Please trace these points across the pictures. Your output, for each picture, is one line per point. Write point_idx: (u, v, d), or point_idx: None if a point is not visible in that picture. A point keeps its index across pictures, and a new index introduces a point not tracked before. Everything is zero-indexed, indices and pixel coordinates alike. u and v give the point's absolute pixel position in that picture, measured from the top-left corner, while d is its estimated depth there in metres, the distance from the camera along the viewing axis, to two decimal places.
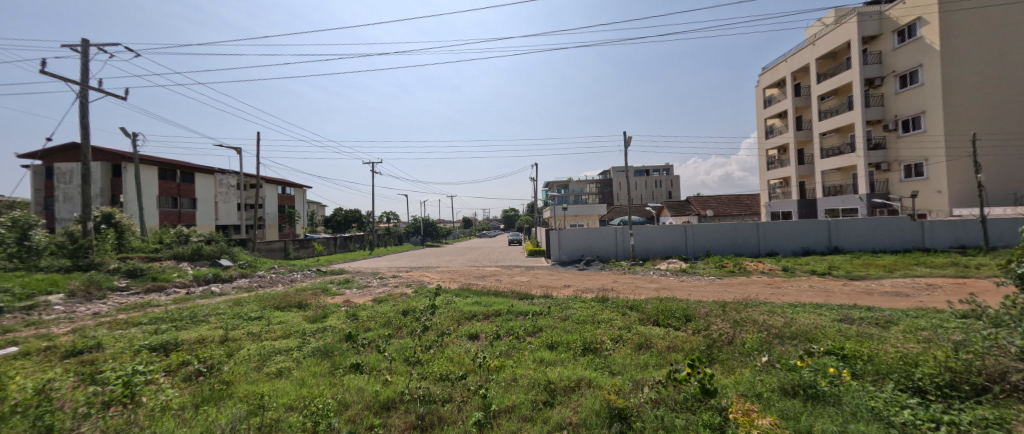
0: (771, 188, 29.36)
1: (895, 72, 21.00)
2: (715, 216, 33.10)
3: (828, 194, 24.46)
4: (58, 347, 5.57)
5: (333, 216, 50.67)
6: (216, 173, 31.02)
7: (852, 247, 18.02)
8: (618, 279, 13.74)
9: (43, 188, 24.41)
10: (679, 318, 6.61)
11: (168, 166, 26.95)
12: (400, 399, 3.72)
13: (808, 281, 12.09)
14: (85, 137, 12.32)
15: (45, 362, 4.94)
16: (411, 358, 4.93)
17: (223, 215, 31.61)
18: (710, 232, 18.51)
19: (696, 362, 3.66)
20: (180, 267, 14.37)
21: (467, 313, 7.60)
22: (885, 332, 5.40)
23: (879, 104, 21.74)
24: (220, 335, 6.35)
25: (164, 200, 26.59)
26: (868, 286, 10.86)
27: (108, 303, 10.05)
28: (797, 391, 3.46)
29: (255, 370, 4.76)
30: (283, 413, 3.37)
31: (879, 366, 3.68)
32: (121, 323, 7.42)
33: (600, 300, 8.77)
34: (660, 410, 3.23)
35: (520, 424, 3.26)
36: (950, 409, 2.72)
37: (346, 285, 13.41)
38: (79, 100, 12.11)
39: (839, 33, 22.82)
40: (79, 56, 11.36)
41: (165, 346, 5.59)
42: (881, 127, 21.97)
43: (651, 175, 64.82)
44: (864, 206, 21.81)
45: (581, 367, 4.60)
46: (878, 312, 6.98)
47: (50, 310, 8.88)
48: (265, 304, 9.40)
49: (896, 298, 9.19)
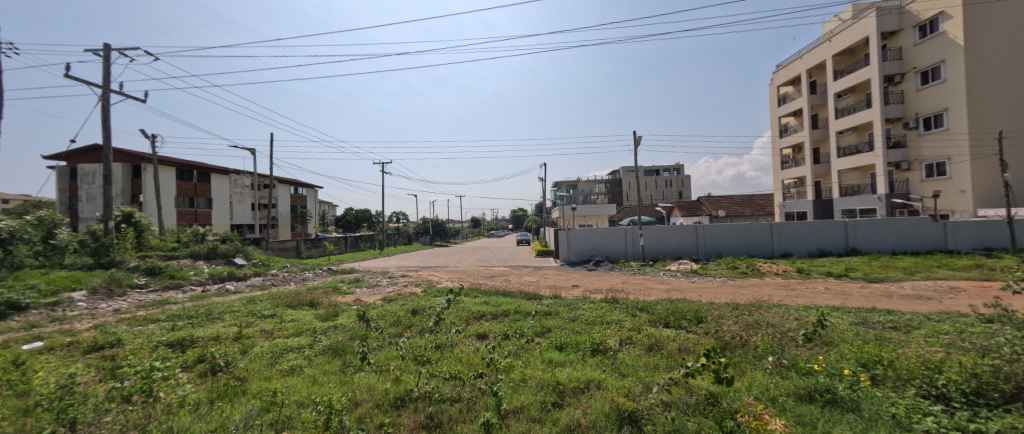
0: (785, 188, 28.78)
1: (916, 68, 20.34)
2: (727, 216, 32.60)
3: (845, 193, 23.84)
4: (81, 342, 5.76)
5: (344, 215, 51.42)
6: (231, 174, 31.70)
7: (870, 248, 17.54)
8: (628, 280, 13.62)
9: (67, 188, 25.27)
10: (690, 320, 6.53)
11: (186, 167, 27.68)
12: (409, 398, 3.76)
13: (824, 283, 11.81)
14: (107, 139, 12.69)
15: (69, 357, 5.11)
16: (420, 357, 4.96)
17: (238, 215, 32.27)
18: (722, 232, 18.23)
19: (707, 355, 3.54)
20: (197, 265, 14.71)
21: (476, 312, 7.62)
22: (905, 336, 5.23)
23: (898, 102, 21.11)
24: (235, 333, 6.48)
25: (181, 199, 27.27)
26: (887, 289, 10.52)
27: (128, 300, 10.35)
28: (814, 396, 3.37)
29: (268, 367, 4.85)
30: (296, 410, 3.44)
31: (899, 372, 3.56)
32: (141, 320, 7.66)
33: (610, 301, 8.68)
34: (671, 413, 3.18)
35: (529, 425, 3.24)
36: (977, 418, 2.60)
37: (356, 284, 13.61)
38: (102, 102, 12.48)
39: (856, 29, 22.24)
40: (102, 61, 11.74)
41: (182, 342, 5.74)
42: (901, 125, 21.31)
43: (662, 175, 64.12)
44: (883, 206, 21.17)
45: (591, 368, 4.56)
46: (899, 316, 6.77)
47: (73, 306, 9.19)
48: (278, 302, 9.56)
49: (917, 301, 8.91)
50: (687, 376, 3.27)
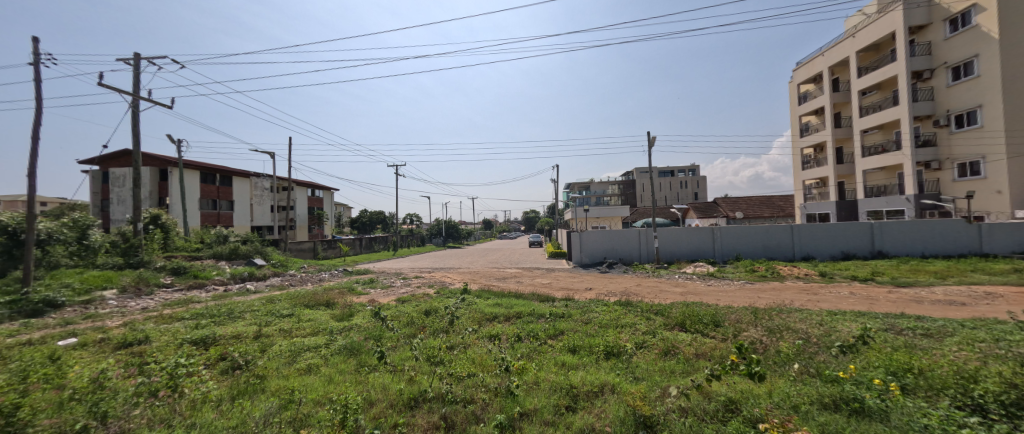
0: (806, 188, 27.92)
1: (947, 64, 19.46)
2: (745, 218, 31.81)
3: (870, 194, 22.97)
4: (111, 339, 5.99)
5: (359, 217, 52.40)
6: (251, 177, 32.74)
7: (899, 251, 16.80)
8: (642, 282, 13.38)
9: (100, 191, 26.43)
10: (707, 324, 6.38)
11: (209, 170, 28.70)
12: (422, 398, 3.79)
13: (849, 287, 11.36)
14: (136, 145, 13.25)
15: (101, 353, 5.34)
16: (434, 358, 5.00)
17: (257, 217, 33.21)
18: (739, 235, 17.80)
19: (739, 351, 3.83)
20: (219, 265, 15.15)
21: (488, 314, 7.67)
22: (936, 344, 4.98)
23: (927, 99, 20.23)
24: (254, 331, 6.65)
25: (205, 202, 28.28)
26: (918, 294, 10.06)
27: (155, 299, 10.73)
28: (840, 405, 3.25)
29: (286, 366, 4.95)
30: (313, 408, 3.50)
31: (932, 381, 3.39)
32: (167, 318, 7.94)
33: (624, 304, 8.57)
34: (688, 420, 3.11)
35: (542, 428, 3.22)
36: (1017, 431, 2.47)
37: (371, 284, 13.81)
38: (132, 109, 13.07)
39: (882, 24, 21.46)
40: (133, 69, 12.29)
41: (205, 340, 5.93)
42: (930, 122, 20.42)
43: (677, 175, 63.35)
44: (912, 208, 20.28)
45: (604, 372, 4.51)
46: (929, 322, 6.47)
47: (104, 304, 9.61)
48: (296, 302, 9.77)
49: (950, 307, 8.50)
50: (723, 371, 3.64)
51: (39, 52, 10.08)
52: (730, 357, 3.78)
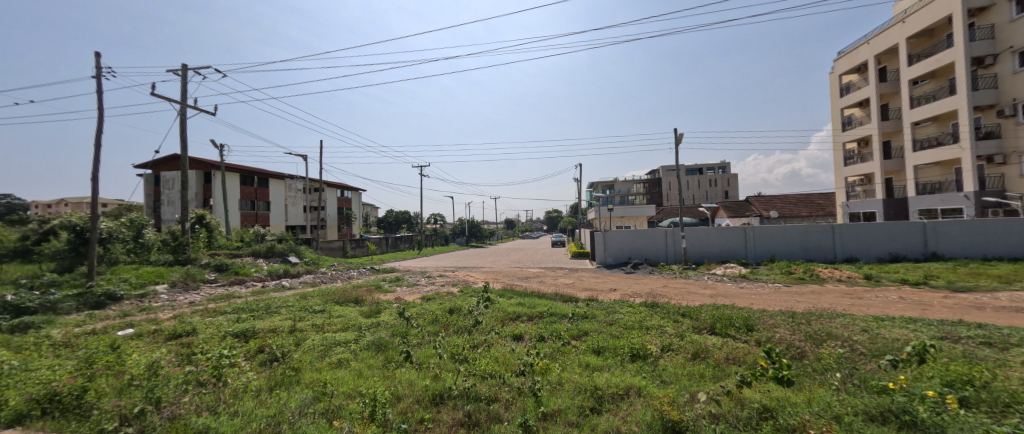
0: (849, 185, 26.22)
1: (1013, 48, 17.73)
2: (780, 217, 30.26)
3: (923, 191, 21.27)
4: (163, 330, 6.46)
5: (386, 217, 53.88)
6: (286, 178, 34.39)
7: (956, 253, 15.49)
8: (669, 284, 13.00)
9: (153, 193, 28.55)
10: (740, 327, 6.12)
11: (247, 173, 30.37)
12: (447, 394, 3.85)
13: (898, 291, 10.58)
14: (184, 150, 14.22)
15: (155, 342, 5.79)
16: (458, 356, 5.08)
17: (292, 216, 34.82)
18: (774, 235, 16.97)
19: (770, 357, 3.67)
20: (257, 263, 16.01)
21: (511, 313, 7.68)
22: (1001, 355, 4.54)
23: (990, 87, 18.51)
24: (289, 326, 6.99)
25: (244, 203, 29.96)
26: (978, 300, 9.22)
27: (201, 293, 11.48)
28: (888, 417, 3.04)
29: (318, 359, 5.18)
30: (344, 400, 3.64)
31: (996, 397, 3.09)
32: (211, 311, 8.49)
33: (650, 306, 8.36)
34: (718, 426, 2.99)
35: (566, 429, 3.21)
36: None
37: (397, 283, 14.18)
38: (180, 117, 14.05)
39: (936, 7, 19.83)
40: (181, 79, 13.21)
41: (245, 333, 6.30)
42: (993, 112, 18.67)
43: (706, 173, 61.12)
44: (972, 206, 18.61)
45: (630, 374, 4.42)
46: (992, 331, 5.91)
47: (157, 298, 10.40)
48: (327, 299, 10.18)
49: (1016, 315, 7.74)
50: (754, 376, 3.49)
51: (100, 65, 11.00)
52: (761, 363, 3.62)
